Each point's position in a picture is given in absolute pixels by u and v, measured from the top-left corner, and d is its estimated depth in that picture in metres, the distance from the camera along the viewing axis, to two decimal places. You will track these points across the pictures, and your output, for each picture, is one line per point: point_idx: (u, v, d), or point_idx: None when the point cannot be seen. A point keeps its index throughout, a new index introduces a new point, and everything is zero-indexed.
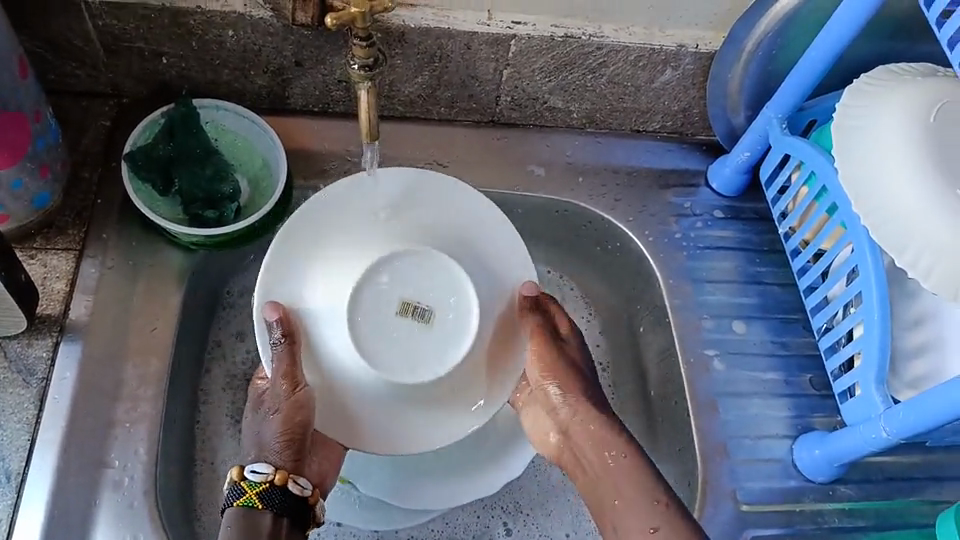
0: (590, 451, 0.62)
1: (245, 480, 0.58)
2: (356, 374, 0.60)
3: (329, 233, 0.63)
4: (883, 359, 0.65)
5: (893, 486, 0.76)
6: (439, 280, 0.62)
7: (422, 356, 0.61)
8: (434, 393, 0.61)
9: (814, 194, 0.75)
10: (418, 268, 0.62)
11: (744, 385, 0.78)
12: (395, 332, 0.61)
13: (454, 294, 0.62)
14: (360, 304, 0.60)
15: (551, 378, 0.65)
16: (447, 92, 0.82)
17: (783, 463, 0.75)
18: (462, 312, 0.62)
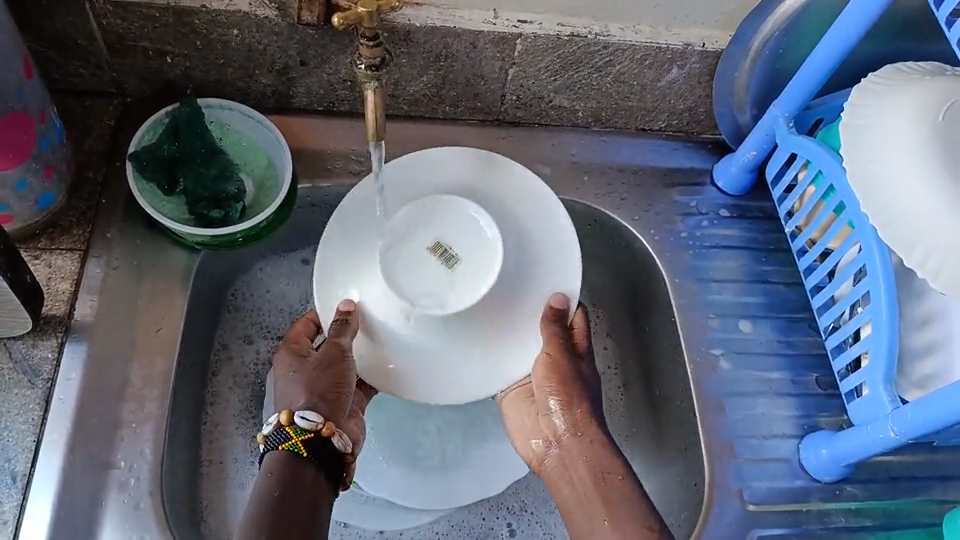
0: (586, 472, 0.65)
1: (292, 425, 0.61)
2: (399, 319, 0.67)
3: (370, 206, 0.71)
4: (891, 359, 0.64)
5: (900, 487, 0.76)
6: (468, 227, 0.68)
7: (442, 294, 0.66)
8: (473, 331, 0.67)
9: (821, 193, 0.75)
10: (451, 218, 0.68)
11: (750, 385, 0.78)
12: (428, 273, 0.67)
13: (480, 237, 0.68)
14: (396, 253, 0.67)
15: (554, 391, 0.67)
16: (452, 91, 0.81)
17: (790, 462, 0.75)
18: (485, 256, 0.67)
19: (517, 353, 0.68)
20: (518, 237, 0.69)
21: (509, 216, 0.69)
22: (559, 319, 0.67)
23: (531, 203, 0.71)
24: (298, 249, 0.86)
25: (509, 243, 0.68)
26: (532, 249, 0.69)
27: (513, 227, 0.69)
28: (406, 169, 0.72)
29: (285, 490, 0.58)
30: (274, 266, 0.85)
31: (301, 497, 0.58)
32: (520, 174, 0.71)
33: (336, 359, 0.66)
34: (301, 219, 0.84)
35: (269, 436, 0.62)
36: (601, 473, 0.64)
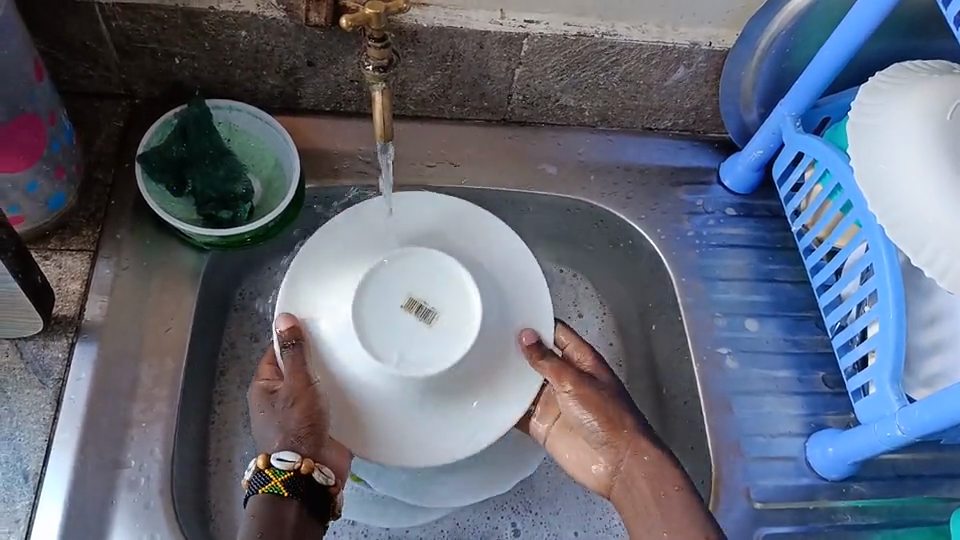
0: (644, 485, 0.62)
1: (271, 467, 0.60)
2: (374, 380, 0.63)
3: (336, 258, 0.67)
4: (898, 358, 0.64)
5: (907, 484, 0.75)
6: (439, 278, 0.66)
7: (426, 351, 0.63)
8: (453, 388, 0.64)
9: (828, 192, 0.75)
10: (420, 272, 0.66)
11: (756, 383, 0.78)
12: (405, 330, 0.64)
13: (457, 290, 0.65)
14: (368, 311, 0.64)
15: (589, 409, 0.65)
16: (459, 91, 0.82)
17: (797, 462, 0.75)
18: (463, 307, 0.65)
19: (497, 407, 0.65)
20: (494, 286, 0.67)
21: (482, 267, 0.68)
22: (544, 348, 0.66)
23: (503, 251, 0.69)
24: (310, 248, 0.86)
25: (488, 295, 0.66)
26: (502, 294, 0.67)
27: (489, 278, 0.67)
28: (373, 219, 0.69)
29: (272, 535, 0.57)
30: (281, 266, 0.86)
31: (288, 536, 0.58)
32: (490, 221, 0.70)
33: (301, 393, 0.62)
34: (309, 220, 0.84)
35: (250, 480, 0.60)
36: (663, 485, 0.62)
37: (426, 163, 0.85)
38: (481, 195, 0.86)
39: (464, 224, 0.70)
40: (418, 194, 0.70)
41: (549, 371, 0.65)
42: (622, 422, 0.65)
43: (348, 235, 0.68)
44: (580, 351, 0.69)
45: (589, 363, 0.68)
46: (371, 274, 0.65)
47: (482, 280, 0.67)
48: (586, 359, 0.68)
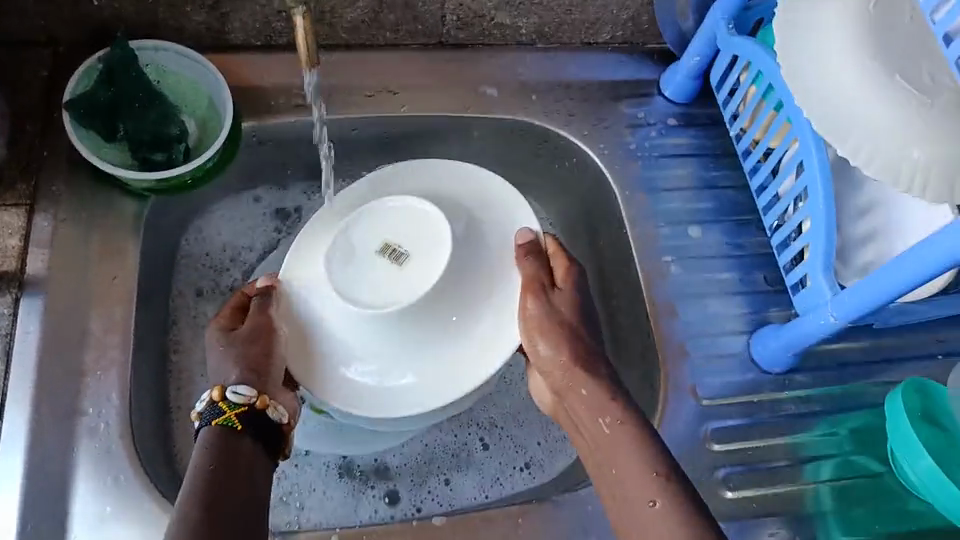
0: (585, 416, 0.61)
1: (225, 400, 0.60)
2: (353, 328, 0.63)
3: (318, 230, 0.68)
4: (829, 249, 0.67)
5: (849, 372, 0.78)
6: (414, 224, 0.65)
7: (400, 293, 0.62)
8: (434, 324, 0.63)
9: (762, 93, 0.76)
10: (396, 222, 0.65)
11: (701, 287, 0.80)
12: (379, 274, 0.63)
13: (429, 233, 0.64)
14: (342, 262, 0.64)
15: (544, 336, 0.63)
16: (391, 15, 0.80)
17: (742, 358, 0.78)
18: (435, 247, 0.64)
19: (484, 344, 0.64)
20: (470, 222, 0.66)
21: (456, 206, 0.67)
22: (535, 249, 0.66)
23: (482, 195, 0.69)
24: (255, 189, 0.86)
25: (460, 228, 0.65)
26: (477, 232, 0.66)
27: (464, 214, 0.67)
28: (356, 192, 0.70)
29: (224, 465, 0.57)
30: (225, 211, 0.85)
31: (241, 467, 0.57)
32: (473, 174, 0.70)
33: (263, 331, 0.64)
34: (251, 159, 0.83)
35: (203, 413, 0.61)
36: (603, 418, 0.60)
37: (364, 92, 0.83)
38: (423, 124, 0.85)
39: (444, 179, 0.70)
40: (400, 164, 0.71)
41: (528, 269, 0.65)
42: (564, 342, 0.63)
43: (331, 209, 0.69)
44: (562, 266, 0.67)
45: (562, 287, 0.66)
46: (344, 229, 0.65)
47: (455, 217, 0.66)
48: (560, 281, 0.67)
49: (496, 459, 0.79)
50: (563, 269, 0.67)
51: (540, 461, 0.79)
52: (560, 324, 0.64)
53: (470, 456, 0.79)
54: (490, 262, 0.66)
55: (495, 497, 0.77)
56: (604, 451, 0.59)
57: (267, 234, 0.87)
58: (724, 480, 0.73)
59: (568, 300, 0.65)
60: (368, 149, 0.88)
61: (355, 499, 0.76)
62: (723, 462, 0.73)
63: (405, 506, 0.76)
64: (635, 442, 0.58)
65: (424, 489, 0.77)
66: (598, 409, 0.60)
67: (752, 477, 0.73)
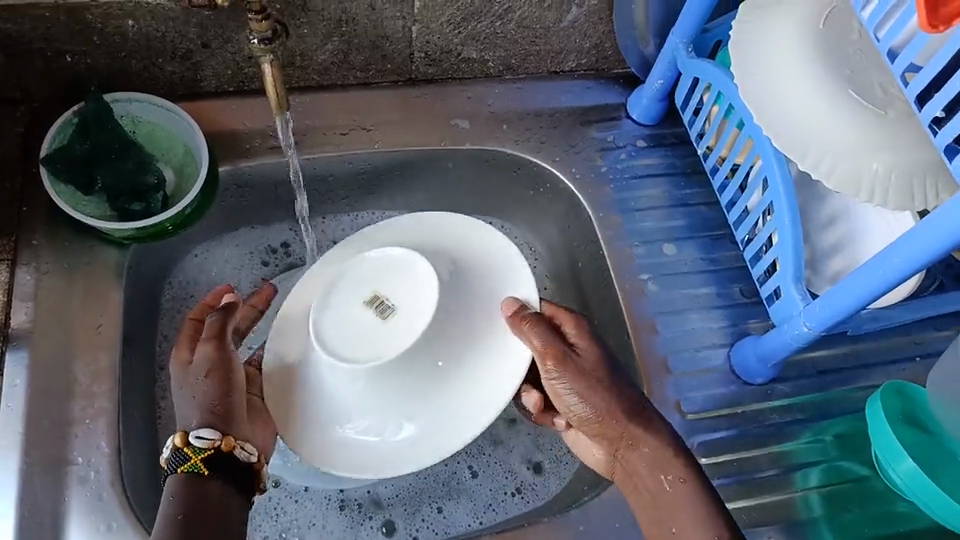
0: (644, 471, 0.60)
1: (189, 446, 0.59)
2: (345, 386, 0.64)
3: (318, 280, 0.71)
4: (798, 259, 0.68)
5: (829, 379, 0.80)
6: (396, 275, 0.67)
7: (385, 343, 0.64)
8: (419, 376, 0.64)
9: (724, 112, 0.78)
10: (378, 275, 0.68)
11: (679, 303, 0.82)
12: (361, 327, 0.65)
13: (410, 282, 0.66)
14: (330, 314, 0.66)
15: (583, 400, 0.62)
16: (360, 56, 0.82)
17: (724, 370, 0.79)
18: (418, 296, 0.65)
19: (477, 390, 0.65)
20: (459, 272, 0.68)
21: (446, 258, 0.69)
22: (528, 314, 0.64)
23: (473, 246, 0.70)
24: (239, 232, 0.88)
25: (446, 279, 0.66)
26: (461, 275, 0.68)
27: (452, 265, 0.68)
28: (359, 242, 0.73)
29: (195, 516, 0.57)
30: (207, 253, 0.86)
31: (212, 515, 0.58)
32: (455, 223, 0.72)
33: (222, 359, 0.64)
34: (229, 202, 0.84)
35: (170, 457, 0.60)
36: (665, 479, 0.59)
37: (339, 131, 0.85)
38: (397, 159, 0.87)
39: (442, 231, 0.72)
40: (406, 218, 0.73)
41: (532, 341, 0.63)
42: (594, 399, 0.62)
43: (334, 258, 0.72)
44: (569, 321, 0.65)
45: (578, 338, 0.64)
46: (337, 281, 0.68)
47: (443, 268, 0.67)
48: (574, 332, 0.65)
49: (488, 486, 0.79)
50: (570, 316, 0.65)
51: (532, 485, 0.79)
52: (596, 381, 0.62)
53: (460, 485, 0.79)
54: (475, 311, 0.66)
55: (489, 523, 0.77)
56: (667, 512, 0.59)
57: (254, 273, 0.88)
58: None
59: (592, 349, 0.64)
60: (345, 187, 0.89)
61: (354, 531, 0.76)
62: (710, 476, 0.74)
63: (402, 537, 0.76)
64: (699, 499, 0.58)
65: (418, 517, 0.77)
66: (656, 465, 0.60)
67: (741, 489, 0.73)
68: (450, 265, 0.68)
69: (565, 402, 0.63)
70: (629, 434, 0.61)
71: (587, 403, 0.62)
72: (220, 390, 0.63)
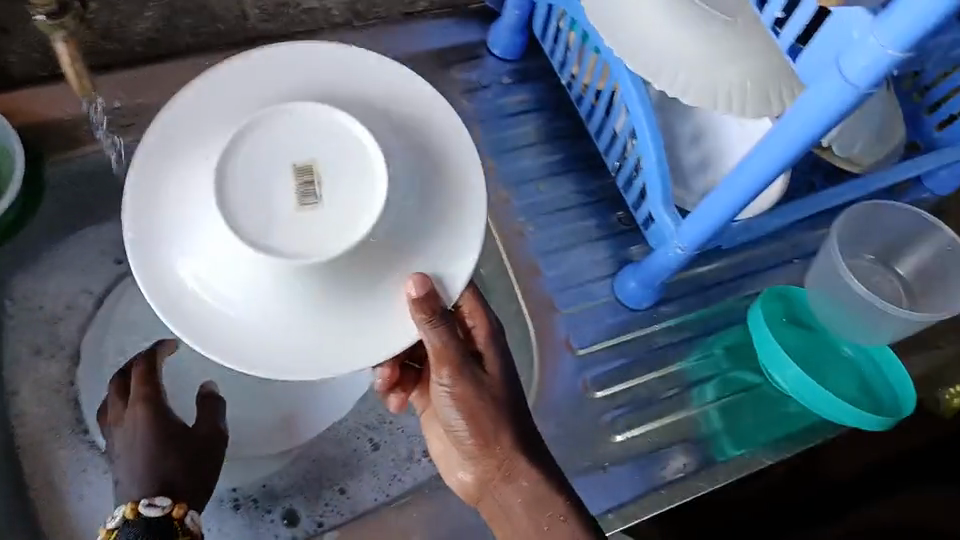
0: (520, 508, 0.55)
1: (183, 522, 0.57)
2: (267, 282, 0.46)
3: (185, 140, 0.49)
4: (665, 180, 0.67)
5: (714, 293, 0.80)
6: (316, 129, 0.48)
7: (319, 223, 0.46)
8: (382, 263, 0.48)
9: (581, 37, 0.76)
10: (288, 128, 0.48)
11: (559, 239, 0.80)
12: (279, 205, 0.47)
13: (340, 141, 0.48)
14: (230, 187, 0.46)
15: (463, 418, 0.56)
16: (186, 19, 0.75)
17: (609, 301, 0.78)
18: (354, 159, 0.47)
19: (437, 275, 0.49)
20: (396, 132, 0.50)
21: (369, 110, 0.50)
22: (437, 305, 0.48)
23: (393, 89, 0.52)
24: (86, 231, 0.80)
25: (390, 146, 0.49)
26: (402, 132, 0.50)
27: (382, 120, 0.50)
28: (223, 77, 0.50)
29: None
30: (50, 258, 0.79)
31: None
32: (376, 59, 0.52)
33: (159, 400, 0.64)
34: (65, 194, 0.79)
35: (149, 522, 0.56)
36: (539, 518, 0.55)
37: None
38: None
39: (345, 65, 0.52)
40: (278, 47, 0.51)
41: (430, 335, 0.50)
42: (480, 423, 0.56)
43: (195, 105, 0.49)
44: (482, 326, 0.59)
45: (481, 347, 0.59)
46: (235, 140, 0.47)
47: (377, 126, 0.49)
48: (481, 337, 0.59)
49: (390, 456, 0.77)
50: (480, 313, 0.60)
51: None
52: (480, 402, 0.56)
53: (362, 460, 0.77)
54: (429, 178, 0.50)
55: (395, 495, 0.75)
56: None
57: (108, 272, 0.80)
58: (612, 425, 0.73)
59: (489, 362, 0.58)
60: None
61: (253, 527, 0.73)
62: (607, 408, 0.74)
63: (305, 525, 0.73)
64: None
65: (321, 503, 0.74)
66: (534, 500, 0.55)
67: (639, 416, 0.74)
68: (381, 117, 0.50)
69: (447, 414, 0.57)
70: (508, 461, 0.55)
71: (471, 423, 0.56)
72: (160, 431, 0.62)
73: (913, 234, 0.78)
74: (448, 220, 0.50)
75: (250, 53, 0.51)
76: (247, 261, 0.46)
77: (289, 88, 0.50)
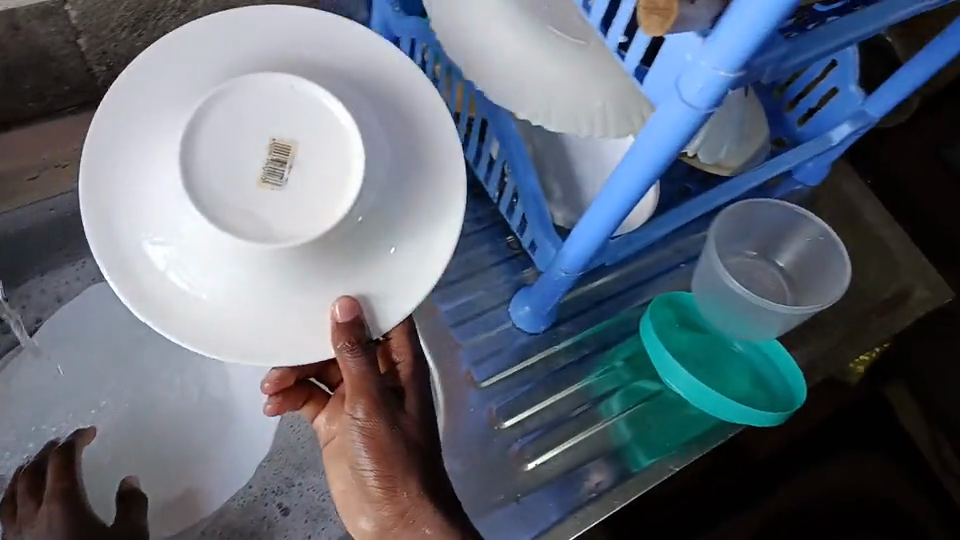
0: None
1: None
2: (258, 268, 0.45)
3: (138, 123, 0.46)
4: (539, 206, 0.68)
5: (608, 306, 0.81)
6: (284, 101, 0.46)
7: (306, 200, 0.45)
8: (369, 237, 0.47)
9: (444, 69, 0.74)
10: (253, 102, 0.46)
11: (450, 271, 0.79)
12: (260, 185, 0.45)
13: (310, 111, 0.46)
14: (204, 173, 0.45)
15: (370, 454, 0.55)
16: (27, 83, 0.70)
17: (506, 328, 0.77)
18: (329, 130, 0.46)
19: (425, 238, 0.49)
20: (363, 97, 0.48)
21: (332, 76, 0.48)
22: (359, 333, 0.47)
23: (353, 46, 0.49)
24: None
25: (363, 116, 0.47)
26: (366, 91, 0.49)
27: (347, 84, 0.48)
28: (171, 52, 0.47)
29: None
30: None
31: None
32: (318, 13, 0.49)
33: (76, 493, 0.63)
34: None
35: None
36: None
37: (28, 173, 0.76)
38: None
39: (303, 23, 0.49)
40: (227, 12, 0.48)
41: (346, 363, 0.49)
42: (389, 462, 0.55)
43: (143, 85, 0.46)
44: (406, 361, 0.60)
45: (399, 382, 0.59)
46: (203, 123, 0.45)
47: (345, 94, 0.47)
48: (402, 370, 0.59)
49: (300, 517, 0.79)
50: (406, 347, 0.60)
51: None
52: (389, 440, 0.55)
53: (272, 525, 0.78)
54: (404, 138, 0.49)
55: None
56: None
57: None
58: (522, 454, 0.73)
59: (406, 398, 0.58)
60: None
61: None
62: (516, 437, 0.73)
63: None
64: None
65: None
66: None
67: (547, 441, 0.74)
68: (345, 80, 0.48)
69: (353, 447, 0.56)
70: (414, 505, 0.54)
71: (378, 461, 0.55)
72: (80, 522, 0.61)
73: (787, 228, 0.81)
74: (430, 182, 0.49)
75: (200, 19, 0.47)
76: (231, 252, 0.45)
77: (244, 56, 0.48)
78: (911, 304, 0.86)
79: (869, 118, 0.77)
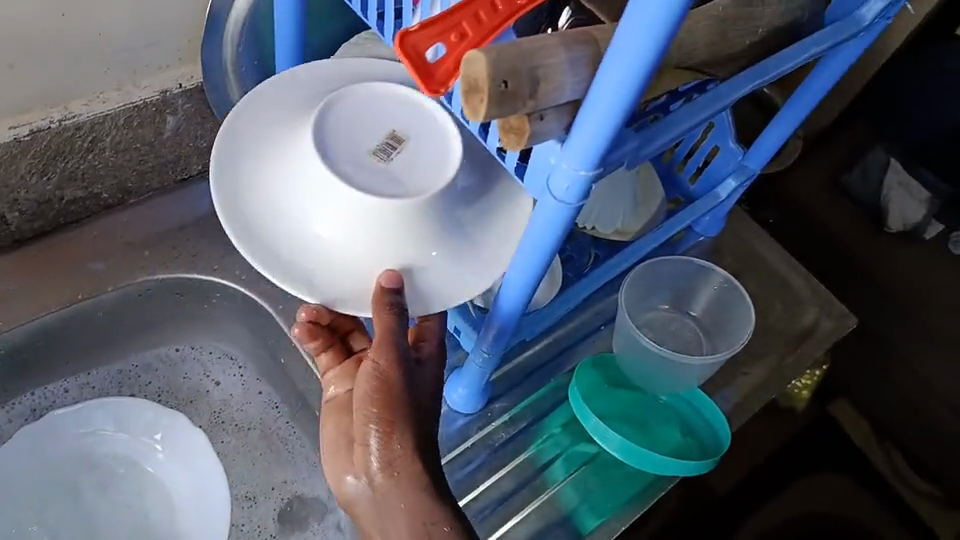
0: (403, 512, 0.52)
1: None
2: (375, 224, 0.58)
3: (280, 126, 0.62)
4: None
5: (538, 376, 0.84)
6: (398, 112, 0.62)
7: (412, 174, 0.59)
8: (455, 214, 0.60)
9: None
10: (377, 113, 0.62)
11: None
12: (380, 165, 0.59)
13: (417, 117, 0.62)
14: (334, 151, 0.58)
15: (377, 393, 0.54)
16: None
17: (444, 412, 0.79)
18: (429, 128, 0.62)
19: (496, 225, 0.62)
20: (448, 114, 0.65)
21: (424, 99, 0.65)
22: (392, 298, 0.56)
23: None
24: None
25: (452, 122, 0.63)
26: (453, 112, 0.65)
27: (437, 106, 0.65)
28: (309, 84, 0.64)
29: None
30: None
31: None
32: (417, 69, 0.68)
33: None
34: None
35: None
36: (423, 525, 0.51)
37: None
38: (49, 330, 0.78)
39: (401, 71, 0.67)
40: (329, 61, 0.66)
41: (380, 314, 0.55)
42: (391, 405, 0.54)
43: (262, 108, 0.62)
44: (432, 343, 0.62)
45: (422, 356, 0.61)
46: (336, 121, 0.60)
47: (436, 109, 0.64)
48: (428, 346, 0.62)
49: None
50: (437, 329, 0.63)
51: None
52: (398, 381, 0.55)
53: None
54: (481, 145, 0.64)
55: None
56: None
57: None
58: None
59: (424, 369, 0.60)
60: None
61: None
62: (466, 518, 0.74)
63: None
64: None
65: None
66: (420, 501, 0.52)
67: (497, 516, 0.75)
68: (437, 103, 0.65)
69: (359, 390, 0.55)
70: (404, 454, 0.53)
71: (380, 402, 0.54)
72: None
73: (692, 281, 0.86)
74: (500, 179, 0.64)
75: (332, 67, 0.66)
76: (355, 209, 0.57)
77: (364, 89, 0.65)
78: (817, 338, 0.92)
79: (750, 171, 0.84)
